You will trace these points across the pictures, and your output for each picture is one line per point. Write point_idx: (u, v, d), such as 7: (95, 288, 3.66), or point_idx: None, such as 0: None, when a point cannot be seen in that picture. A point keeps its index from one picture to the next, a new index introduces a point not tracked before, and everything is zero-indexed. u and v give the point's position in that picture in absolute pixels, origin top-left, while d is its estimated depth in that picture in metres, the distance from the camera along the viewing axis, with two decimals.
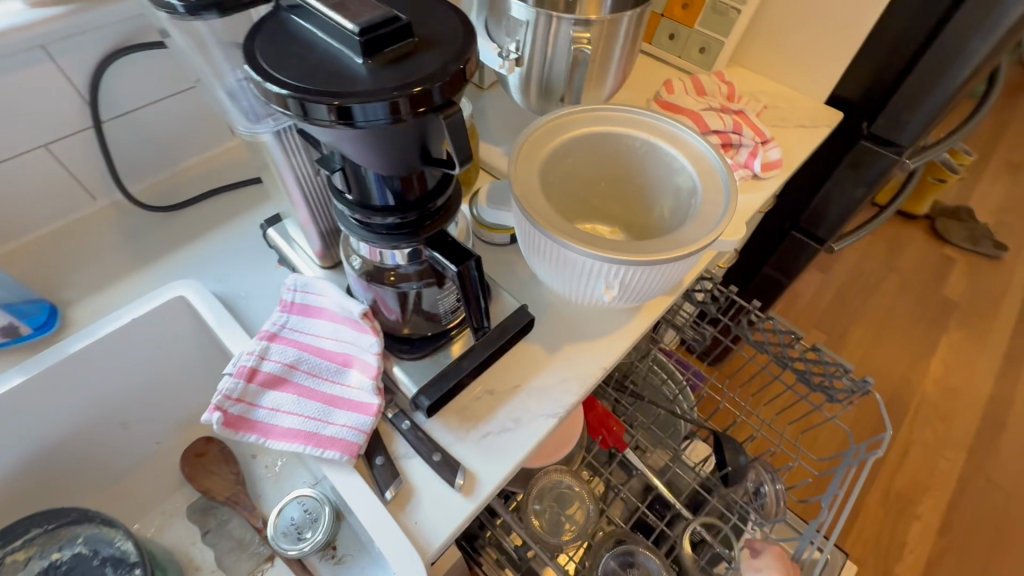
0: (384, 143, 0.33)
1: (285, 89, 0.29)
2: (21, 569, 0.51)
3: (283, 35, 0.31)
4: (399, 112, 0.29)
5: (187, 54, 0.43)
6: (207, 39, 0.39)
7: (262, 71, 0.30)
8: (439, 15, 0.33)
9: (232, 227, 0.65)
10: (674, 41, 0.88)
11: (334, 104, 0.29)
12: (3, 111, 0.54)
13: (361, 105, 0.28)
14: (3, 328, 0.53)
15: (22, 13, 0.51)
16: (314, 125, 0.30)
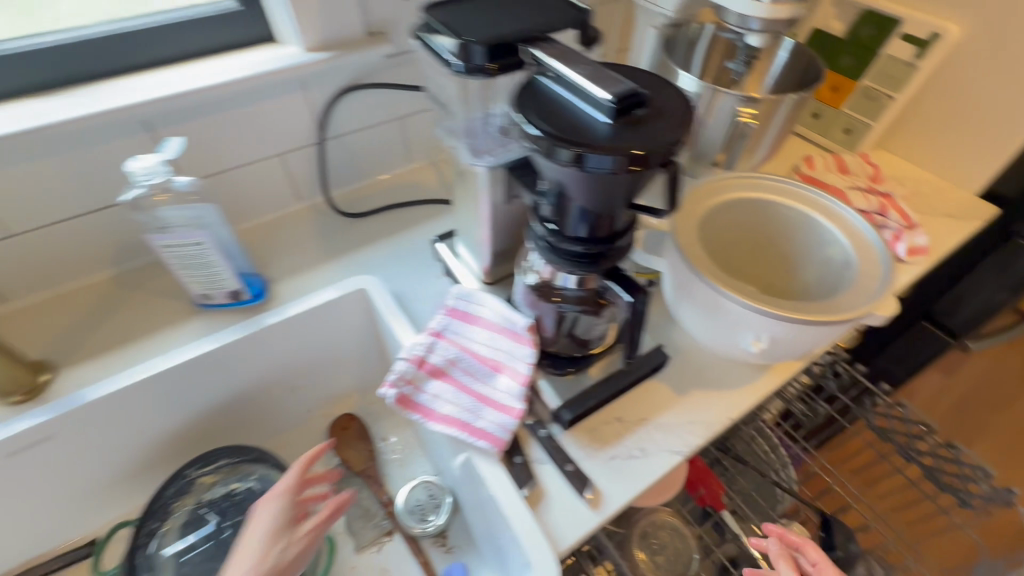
0: (595, 188, 0.40)
1: (542, 132, 0.37)
2: (207, 490, 0.62)
3: (540, 91, 0.40)
4: (619, 167, 0.36)
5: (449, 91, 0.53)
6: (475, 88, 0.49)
7: (523, 115, 0.38)
8: (667, 92, 0.39)
9: (406, 237, 0.76)
10: (818, 120, 0.91)
11: (573, 151, 0.36)
12: (264, 125, 0.69)
13: (598, 155, 0.35)
14: (232, 291, 0.65)
15: (298, 54, 0.66)
16: (552, 163, 0.38)
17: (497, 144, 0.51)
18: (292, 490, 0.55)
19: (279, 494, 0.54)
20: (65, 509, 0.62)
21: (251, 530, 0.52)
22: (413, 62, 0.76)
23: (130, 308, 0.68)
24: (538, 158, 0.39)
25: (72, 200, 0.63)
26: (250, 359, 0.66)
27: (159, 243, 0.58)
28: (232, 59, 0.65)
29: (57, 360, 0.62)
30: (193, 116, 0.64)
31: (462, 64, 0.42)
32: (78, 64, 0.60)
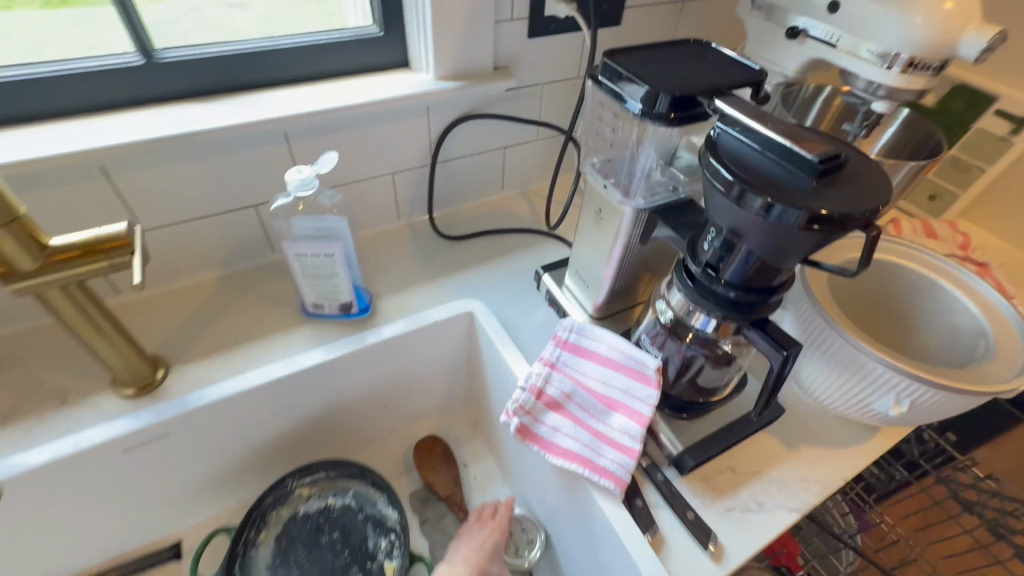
0: (769, 241, 0.40)
1: (735, 178, 0.38)
2: (303, 503, 0.61)
3: (733, 138, 0.41)
4: (810, 225, 0.36)
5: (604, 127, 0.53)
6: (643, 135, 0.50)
7: (717, 160, 0.40)
8: (865, 163, 0.39)
9: (505, 266, 0.78)
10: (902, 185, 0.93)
11: (767, 198, 0.37)
12: (386, 144, 0.72)
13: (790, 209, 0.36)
14: (344, 304, 0.66)
15: (431, 81, 0.69)
16: (736, 208, 0.39)
17: (646, 188, 0.52)
18: (500, 534, 0.61)
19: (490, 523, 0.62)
20: (158, 509, 0.61)
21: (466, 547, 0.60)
22: (527, 97, 0.78)
23: (239, 310, 0.69)
24: (721, 200, 0.40)
25: (204, 202, 0.64)
26: (353, 372, 0.66)
27: (293, 250, 0.59)
28: (368, 81, 0.68)
29: (170, 357, 0.63)
30: (326, 132, 0.66)
31: (644, 108, 0.43)
32: (232, 74, 0.62)
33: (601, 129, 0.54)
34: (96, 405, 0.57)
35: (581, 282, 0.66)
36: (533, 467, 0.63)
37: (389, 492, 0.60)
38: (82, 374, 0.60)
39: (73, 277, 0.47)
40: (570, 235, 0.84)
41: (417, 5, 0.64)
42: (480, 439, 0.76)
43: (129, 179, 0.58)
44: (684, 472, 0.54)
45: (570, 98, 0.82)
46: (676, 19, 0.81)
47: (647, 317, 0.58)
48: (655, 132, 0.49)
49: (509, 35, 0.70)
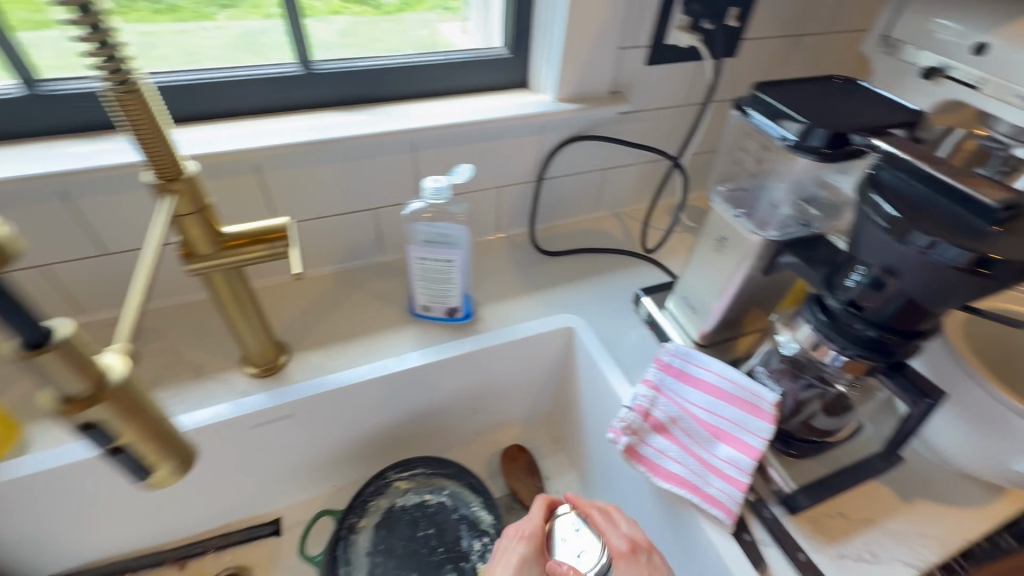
0: (927, 285, 0.39)
1: (899, 215, 0.38)
2: (400, 496, 0.63)
3: (895, 177, 0.41)
4: (985, 270, 0.35)
5: (747, 158, 0.56)
6: (789, 169, 0.51)
7: (879, 196, 0.40)
8: None
9: (601, 286, 0.79)
10: None
11: (938, 238, 0.36)
12: (500, 159, 0.75)
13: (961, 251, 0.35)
14: (451, 308, 0.69)
15: (551, 102, 0.72)
16: (896, 245, 0.39)
17: (777, 221, 0.53)
18: (531, 545, 0.53)
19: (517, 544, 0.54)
20: (266, 485, 0.65)
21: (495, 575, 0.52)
22: (636, 121, 0.80)
23: (351, 305, 0.73)
24: (878, 237, 0.40)
25: (334, 202, 0.69)
26: (454, 375, 0.68)
27: (416, 254, 0.63)
28: (493, 100, 0.71)
29: (291, 343, 0.67)
30: (450, 144, 0.70)
31: (796, 140, 0.44)
32: (373, 87, 0.67)
33: (744, 161, 0.56)
34: (227, 381, 0.62)
35: (686, 308, 0.66)
36: (626, 488, 0.63)
37: (485, 494, 0.63)
38: (214, 352, 0.65)
39: (236, 264, 0.51)
40: (665, 260, 0.84)
41: (548, 30, 0.68)
42: (562, 454, 0.77)
43: (276, 177, 0.63)
44: (795, 511, 0.52)
45: (676, 125, 0.83)
46: (791, 55, 0.81)
47: (764, 350, 0.59)
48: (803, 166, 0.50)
49: (629, 61, 0.72)
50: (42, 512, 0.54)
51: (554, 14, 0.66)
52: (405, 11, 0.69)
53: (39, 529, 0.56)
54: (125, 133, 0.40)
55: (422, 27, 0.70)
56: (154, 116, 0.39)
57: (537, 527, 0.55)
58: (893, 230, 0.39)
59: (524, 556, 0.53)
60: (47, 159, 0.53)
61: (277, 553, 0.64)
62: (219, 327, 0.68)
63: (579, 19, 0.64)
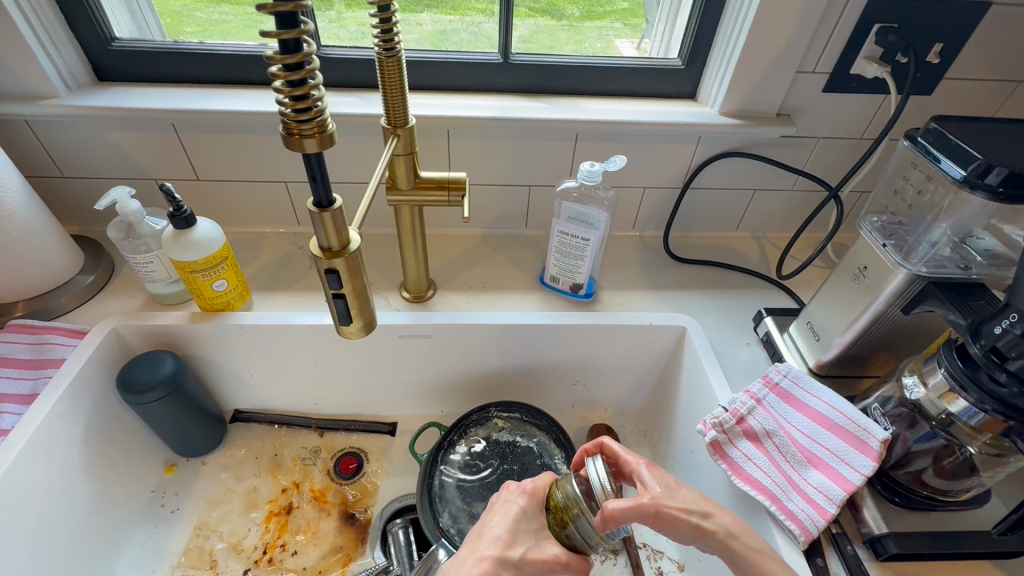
0: None
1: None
2: (496, 431, 0.73)
3: None
4: None
5: (910, 193, 0.55)
6: (956, 209, 0.50)
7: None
8: None
9: (723, 300, 0.80)
10: None
11: None
12: (652, 161, 0.80)
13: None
14: (576, 284, 0.76)
15: (713, 115, 0.75)
16: None
17: (930, 259, 0.52)
18: (532, 500, 0.52)
19: (517, 497, 0.52)
20: (394, 391, 0.79)
21: (484, 522, 0.51)
22: (799, 146, 0.79)
23: (491, 264, 0.84)
24: None
25: (499, 173, 0.80)
26: (565, 343, 0.75)
27: (558, 227, 0.71)
28: (658, 105, 0.77)
29: (439, 282, 0.80)
30: (609, 139, 0.77)
31: (968, 176, 0.44)
32: (555, 81, 0.77)
33: (906, 195, 0.55)
34: (386, 298, 0.77)
35: (808, 334, 0.65)
36: (704, 488, 0.64)
37: (568, 452, 0.69)
38: (381, 274, 0.80)
39: (422, 201, 0.64)
40: (798, 291, 0.82)
41: (727, 48, 0.71)
42: (646, 447, 0.79)
43: (460, 144, 0.77)
44: (882, 556, 0.51)
45: (842, 157, 0.81)
46: (1002, 100, 0.74)
47: (882, 392, 0.57)
48: (972, 207, 0.48)
49: (804, 86, 0.73)
50: (249, 358, 0.73)
51: (736, 32, 0.69)
52: (585, 22, 0.76)
53: (243, 372, 0.75)
54: (379, 86, 0.54)
55: (599, 38, 0.77)
56: (400, 74, 0.53)
57: (542, 485, 0.53)
58: None
59: (523, 509, 0.52)
60: None
61: (389, 448, 0.78)
62: (388, 257, 0.83)
63: (761, 39, 0.67)
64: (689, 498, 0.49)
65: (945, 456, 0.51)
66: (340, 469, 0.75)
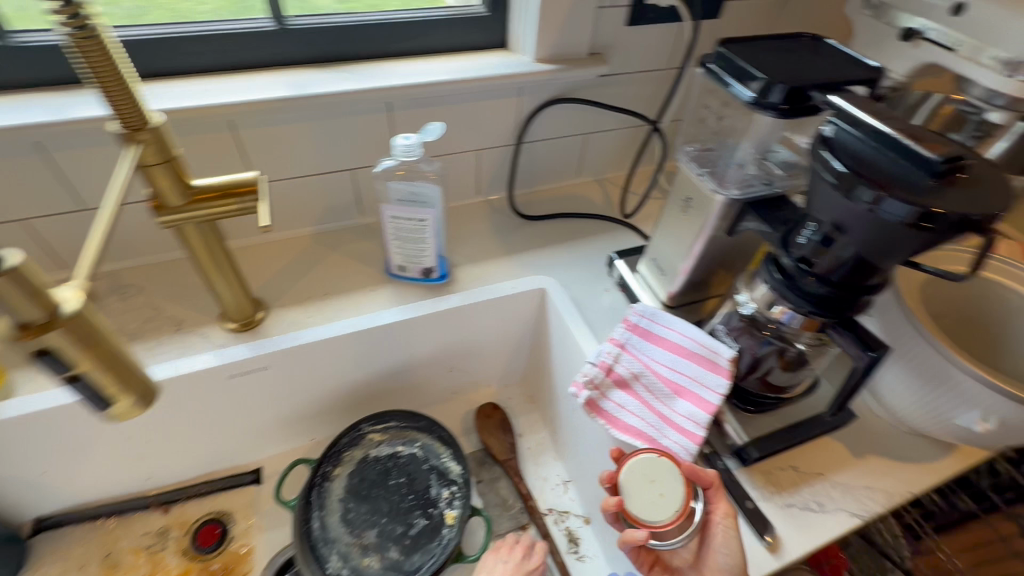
0: (875, 237, 0.40)
1: (847, 170, 0.39)
2: (374, 447, 0.66)
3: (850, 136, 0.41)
4: (920, 221, 0.36)
5: (716, 116, 0.56)
6: (754, 127, 0.52)
7: (829, 152, 0.41)
8: (983, 169, 0.39)
9: (578, 250, 0.80)
10: None
11: (879, 192, 0.37)
12: (478, 121, 0.75)
13: (904, 206, 0.36)
14: (427, 268, 0.70)
15: (528, 63, 0.71)
16: (845, 201, 0.40)
17: (740, 180, 0.54)
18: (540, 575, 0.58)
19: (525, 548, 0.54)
20: (247, 435, 0.68)
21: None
22: (617, 84, 0.79)
23: (329, 265, 0.74)
24: (829, 193, 0.41)
25: (311, 161, 0.69)
26: (428, 333, 0.70)
27: (389, 212, 0.64)
28: (471, 59, 0.71)
29: (269, 300, 0.69)
30: (426, 104, 0.70)
31: (756, 98, 0.45)
32: (349, 45, 0.67)
33: (713, 121, 0.56)
34: (206, 335, 0.64)
35: (655, 269, 0.67)
36: (591, 442, 0.65)
37: (455, 447, 0.66)
38: (194, 307, 0.67)
39: (208, 216, 0.52)
40: (642, 226, 0.85)
41: None
42: (536, 413, 0.78)
43: (250, 134, 0.64)
44: (747, 462, 0.55)
45: (657, 89, 0.83)
46: (775, 17, 0.80)
47: (724, 311, 0.60)
48: (767, 125, 0.51)
49: (608, 21, 0.72)
50: (32, 453, 0.57)
51: None
52: None
53: (29, 472, 0.58)
54: (90, 84, 0.40)
55: None
56: (115, 65, 0.40)
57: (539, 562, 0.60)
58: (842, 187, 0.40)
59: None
60: (20, 110, 0.53)
61: (257, 500, 0.67)
62: (198, 285, 0.69)
63: None
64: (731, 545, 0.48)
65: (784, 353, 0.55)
66: (200, 543, 0.64)
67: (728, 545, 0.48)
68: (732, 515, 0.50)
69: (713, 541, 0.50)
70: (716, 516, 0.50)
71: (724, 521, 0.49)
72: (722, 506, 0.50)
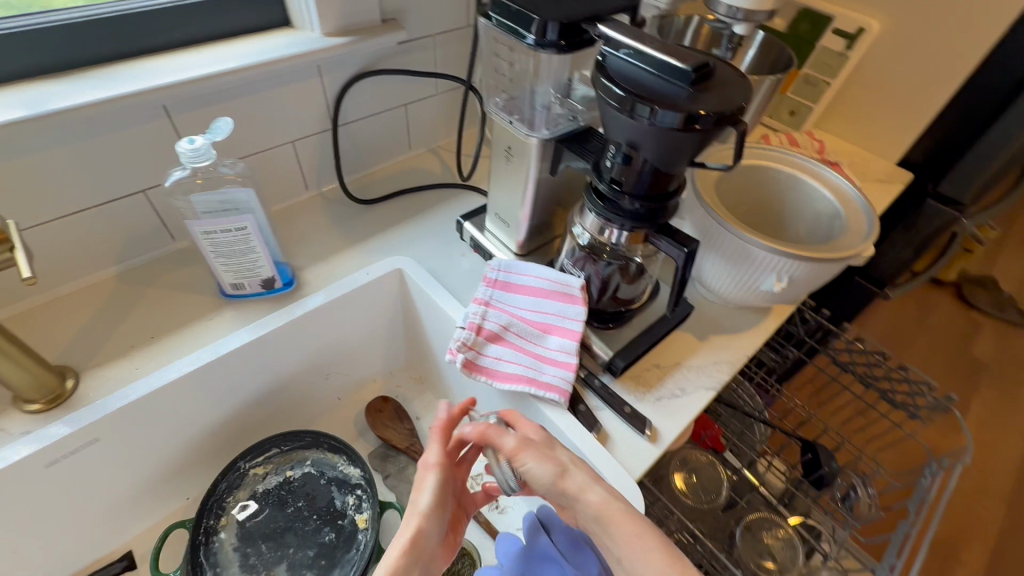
0: (661, 148, 0.45)
1: (625, 93, 0.43)
2: (259, 482, 0.61)
3: (621, 62, 0.45)
4: (688, 125, 0.41)
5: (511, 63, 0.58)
6: (545, 69, 0.55)
7: (608, 79, 0.45)
8: (727, 71, 0.45)
9: (427, 222, 0.79)
10: (794, 116, 0.97)
11: (653, 107, 0.42)
12: (281, 110, 0.68)
13: (672, 114, 0.41)
14: (265, 280, 0.64)
15: (317, 39, 0.66)
16: (630, 121, 0.44)
17: (547, 121, 0.57)
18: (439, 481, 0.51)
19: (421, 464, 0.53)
20: (100, 521, 0.58)
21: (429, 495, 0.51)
22: (420, 49, 0.78)
23: (148, 305, 0.64)
24: (617, 117, 0.45)
25: (83, 192, 0.58)
26: (288, 347, 0.64)
27: (198, 228, 0.56)
28: (250, 43, 0.64)
29: (78, 364, 0.58)
30: (211, 101, 0.62)
31: (536, 38, 0.47)
32: (91, 47, 0.57)
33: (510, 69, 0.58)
34: (2, 427, 0.53)
35: (500, 223, 0.69)
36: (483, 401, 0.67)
37: (348, 451, 0.63)
38: None
39: None
40: (484, 185, 0.86)
41: None
42: (428, 392, 0.77)
43: None
44: (617, 373, 0.61)
45: (462, 48, 0.82)
46: None
47: (566, 246, 0.64)
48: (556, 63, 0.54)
49: None
50: None
51: None
52: None
53: None
54: None
55: None
56: None
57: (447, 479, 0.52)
58: (625, 109, 0.44)
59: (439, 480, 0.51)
60: None
61: None
62: None
63: None
64: (536, 471, 0.48)
65: (625, 269, 0.61)
66: None
67: (530, 476, 0.48)
68: (518, 450, 0.49)
69: (525, 476, 0.50)
70: (509, 456, 0.50)
71: (518, 457, 0.49)
72: (504, 449, 0.50)
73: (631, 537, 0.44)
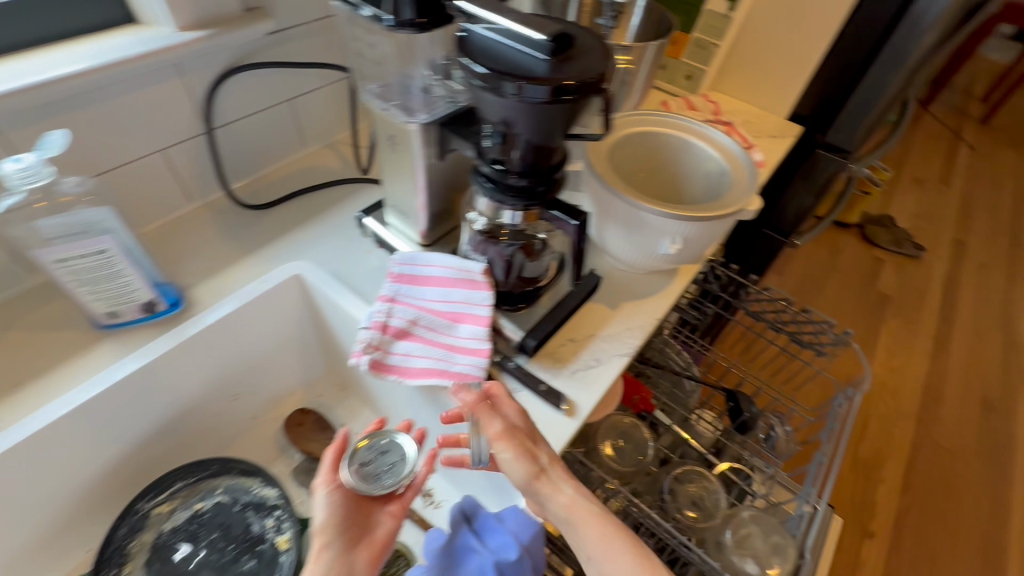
0: (532, 123, 0.44)
1: (487, 70, 0.41)
2: (165, 520, 0.57)
3: (481, 37, 0.43)
4: (553, 97, 0.41)
5: (381, 46, 0.55)
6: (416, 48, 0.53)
7: (469, 57, 0.43)
8: (586, 40, 0.45)
9: (328, 222, 0.75)
10: (690, 80, 0.99)
11: (515, 81, 0.40)
12: (140, 117, 0.62)
13: (535, 87, 0.40)
14: (145, 304, 0.59)
15: (169, 34, 0.60)
16: (496, 98, 0.42)
17: (425, 104, 0.55)
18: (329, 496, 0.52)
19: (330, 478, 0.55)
20: None
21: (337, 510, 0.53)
22: (295, 38, 0.73)
23: (11, 347, 0.58)
24: (484, 95, 0.44)
25: None
26: (182, 372, 0.60)
27: (48, 258, 0.50)
28: (89, 44, 0.58)
29: None
30: (50, 113, 0.55)
31: (394, 18, 0.45)
32: None
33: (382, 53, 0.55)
34: None
35: (399, 215, 0.67)
36: (403, 399, 0.65)
37: (263, 472, 0.59)
38: None
39: None
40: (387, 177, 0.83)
41: None
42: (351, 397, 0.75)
43: None
44: (530, 352, 0.61)
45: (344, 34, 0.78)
46: None
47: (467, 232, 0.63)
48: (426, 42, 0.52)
49: None
50: None
51: None
52: None
53: None
54: None
55: None
56: None
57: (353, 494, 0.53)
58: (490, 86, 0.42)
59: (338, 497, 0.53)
60: None
61: None
62: None
63: None
64: (513, 467, 0.50)
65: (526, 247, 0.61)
66: None
67: (506, 468, 0.51)
68: (501, 437, 0.51)
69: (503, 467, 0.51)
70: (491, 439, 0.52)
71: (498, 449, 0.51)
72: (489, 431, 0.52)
73: (600, 536, 0.48)
